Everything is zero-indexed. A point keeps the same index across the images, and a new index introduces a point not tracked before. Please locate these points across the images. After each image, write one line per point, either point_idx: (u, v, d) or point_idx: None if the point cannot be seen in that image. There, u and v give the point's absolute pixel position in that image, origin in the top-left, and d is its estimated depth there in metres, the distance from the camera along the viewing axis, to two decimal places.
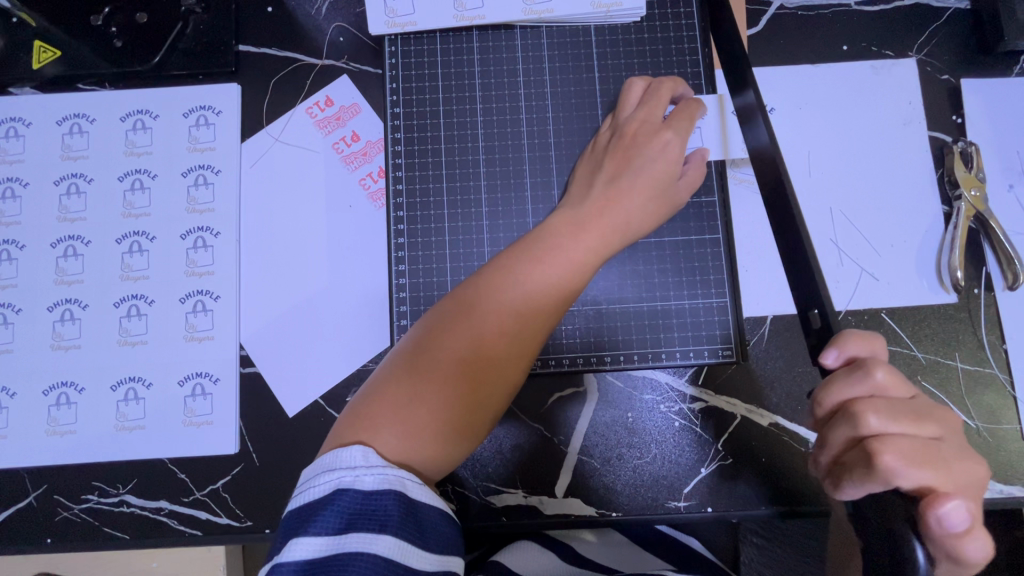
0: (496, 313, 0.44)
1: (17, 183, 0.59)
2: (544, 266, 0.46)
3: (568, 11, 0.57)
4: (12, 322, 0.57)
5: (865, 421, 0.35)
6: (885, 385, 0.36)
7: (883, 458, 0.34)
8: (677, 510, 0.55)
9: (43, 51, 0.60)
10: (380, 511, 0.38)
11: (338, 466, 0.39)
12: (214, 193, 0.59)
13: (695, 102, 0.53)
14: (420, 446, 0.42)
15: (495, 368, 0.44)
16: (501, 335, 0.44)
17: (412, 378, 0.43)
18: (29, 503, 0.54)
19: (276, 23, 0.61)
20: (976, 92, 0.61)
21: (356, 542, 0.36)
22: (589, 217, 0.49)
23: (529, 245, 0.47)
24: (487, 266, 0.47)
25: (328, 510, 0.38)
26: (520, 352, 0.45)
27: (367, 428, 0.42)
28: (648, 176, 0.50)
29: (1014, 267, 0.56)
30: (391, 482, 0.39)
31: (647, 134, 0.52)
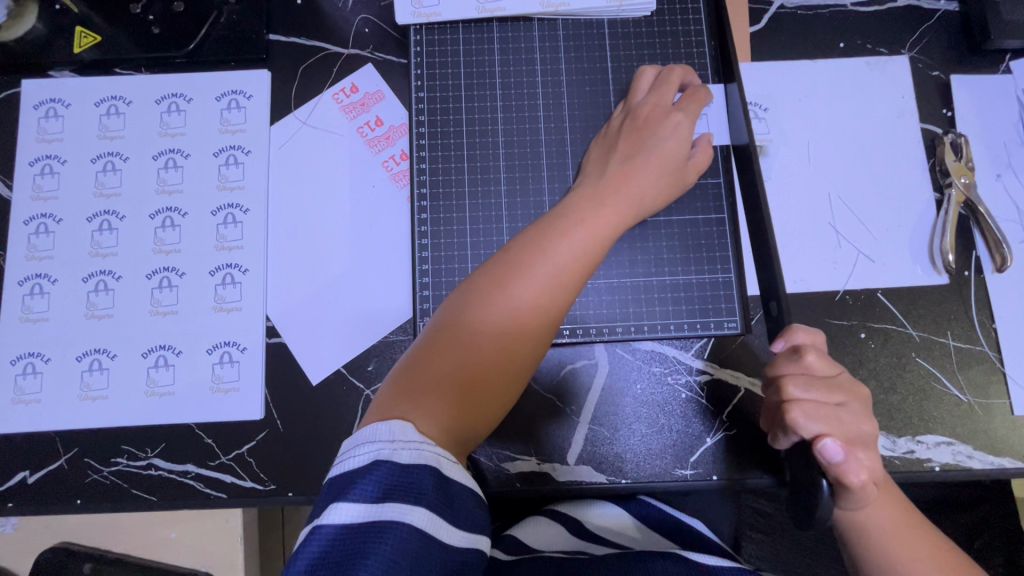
0: (517, 295, 0.47)
1: (55, 160, 0.62)
2: (560, 252, 0.48)
3: (583, 5, 0.61)
4: (48, 292, 0.59)
5: (788, 391, 0.46)
6: (812, 365, 0.47)
7: (793, 417, 0.45)
8: (684, 478, 0.57)
9: (84, 37, 0.63)
10: (415, 485, 0.40)
11: (378, 439, 0.42)
12: (244, 171, 0.62)
13: (702, 89, 0.56)
14: (451, 421, 0.45)
15: (521, 337, 0.47)
16: (522, 316, 0.47)
17: (444, 348, 0.46)
18: (59, 466, 0.57)
19: (306, 14, 0.65)
20: (965, 87, 0.64)
21: (393, 512, 0.38)
22: (603, 202, 0.51)
23: (546, 232, 0.49)
24: (506, 251, 0.50)
25: (366, 479, 0.40)
26: (539, 332, 0.47)
27: (401, 405, 0.44)
28: (658, 157, 0.53)
29: (1002, 250, 0.60)
30: (427, 458, 0.41)
31: (657, 120, 0.55)
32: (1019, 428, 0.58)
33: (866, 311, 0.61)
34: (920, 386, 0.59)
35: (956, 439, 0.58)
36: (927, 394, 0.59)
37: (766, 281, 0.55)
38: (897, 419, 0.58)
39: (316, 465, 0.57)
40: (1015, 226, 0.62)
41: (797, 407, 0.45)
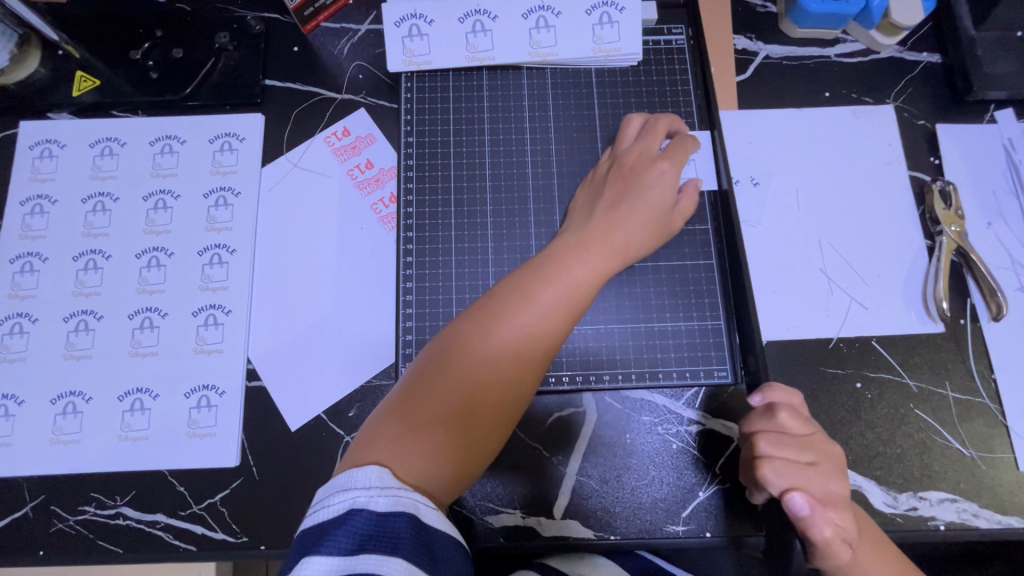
0: (505, 337, 0.46)
1: (46, 200, 0.62)
2: (548, 297, 0.47)
3: (572, 55, 0.62)
4: (28, 331, 0.58)
5: (759, 446, 0.47)
6: (784, 424, 0.47)
7: (760, 470, 0.46)
8: (675, 535, 0.54)
9: (84, 81, 0.65)
10: (392, 534, 0.38)
11: (353, 486, 0.40)
12: (232, 213, 0.62)
13: (690, 138, 0.57)
14: (433, 468, 0.43)
15: (506, 385, 0.46)
16: (510, 358, 0.46)
17: (424, 396, 0.45)
18: (24, 514, 0.54)
19: (301, 61, 0.66)
20: (951, 136, 0.65)
21: (367, 564, 0.36)
22: (590, 246, 0.51)
23: (537, 273, 0.49)
24: (494, 291, 0.49)
25: (341, 530, 0.38)
26: (527, 373, 0.46)
27: (381, 450, 0.43)
28: (646, 202, 0.53)
29: (997, 299, 0.59)
30: (405, 505, 0.39)
31: (645, 165, 0.55)
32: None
33: (861, 360, 0.59)
34: (919, 440, 0.57)
35: (960, 496, 0.56)
36: (928, 448, 0.57)
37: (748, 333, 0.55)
38: (898, 474, 0.56)
39: (290, 517, 0.54)
40: (1009, 275, 0.61)
41: (767, 462, 0.46)
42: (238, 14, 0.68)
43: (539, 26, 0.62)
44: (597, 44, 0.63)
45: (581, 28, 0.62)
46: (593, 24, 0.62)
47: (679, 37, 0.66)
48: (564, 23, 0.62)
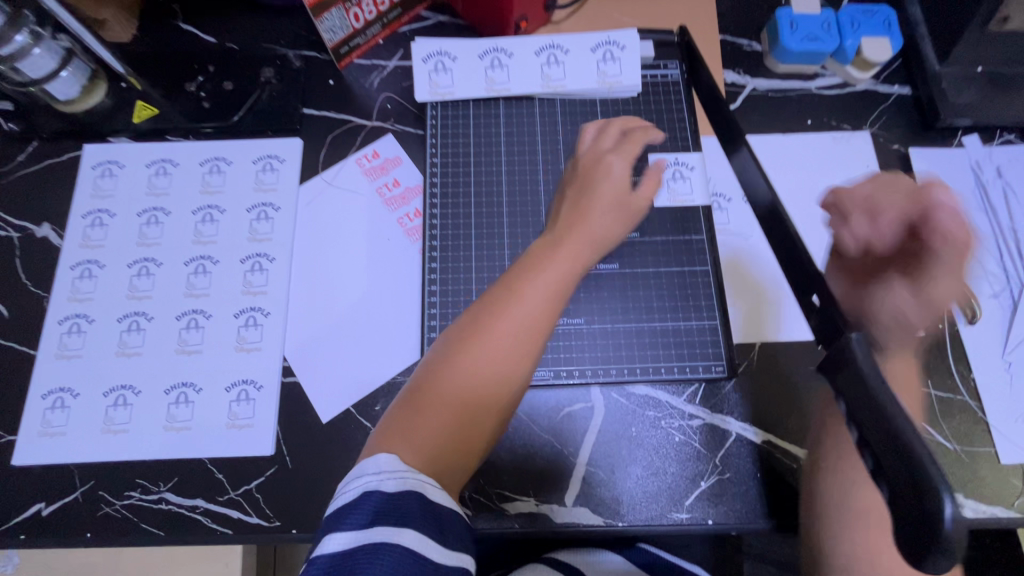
0: (501, 330, 0.51)
1: (105, 214, 0.69)
2: (528, 285, 0.53)
3: (579, 87, 0.70)
4: (84, 331, 0.64)
5: (851, 193, 0.57)
6: (868, 196, 0.56)
7: (880, 196, 0.56)
8: (679, 522, 0.58)
9: (143, 109, 0.73)
10: (402, 509, 0.43)
11: (365, 472, 0.44)
12: (273, 226, 0.68)
13: (646, 128, 0.66)
14: (442, 448, 0.48)
15: (497, 370, 0.50)
16: (506, 347, 0.51)
17: (425, 392, 0.50)
18: (75, 499, 0.59)
19: (336, 92, 0.74)
20: (923, 159, 0.72)
21: (381, 536, 0.41)
22: (564, 240, 0.57)
23: (529, 271, 0.54)
24: (490, 292, 0.54)
25: (356, 510, 0.42)
26: (522, 361, 0.51)
27: (396, 436, 0.47)
28: (609, 191, 0.60)
29: (970, 304, 0.64)
30: (412, 484, 0.44)
31: (607, 155, 0.63)
32: (1007, 477, 0.60)
33: None
34: None
35: None
36: None
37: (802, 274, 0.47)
38: None
39: (321, 503, 0.59)
40: (982, 283, 0.66)
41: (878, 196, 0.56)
42: (281, 52, 0.76)
43: (550, 61, 0.71)
44: (602, 76, 0.70)
45: (587, 63, 0.71)
46: (597, 59, 0.71)
47: (673, 71, 0.73)
48: (572, 59, 0.71)
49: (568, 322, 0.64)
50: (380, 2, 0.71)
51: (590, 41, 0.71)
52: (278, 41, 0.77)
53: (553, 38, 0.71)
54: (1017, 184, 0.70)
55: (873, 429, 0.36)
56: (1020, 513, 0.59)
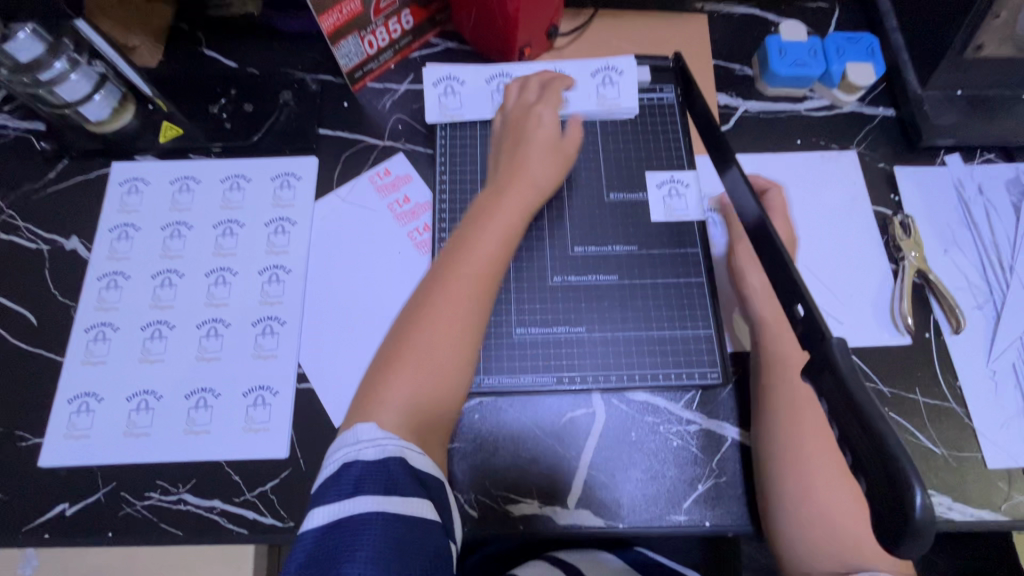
0: (455, 289, 0.56)
1: (131, 227, 0.72)
2: (477, 233, 0.60)
3: (580, 110, 0.74)
4: (109, 339, 0.67)
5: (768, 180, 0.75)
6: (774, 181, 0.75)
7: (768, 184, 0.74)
8: (678, 523, 0.60)
9: (168, 129, 0.77)
10: (383, 475, 0.45)
11: (344, 445, 0.48)
12: (289, 239, 0.72)
13: (561, 77, 0.74)
14: (418, 406, 0.52)
15: (461, 316, 0.55)
16: (466, 297, 0.56)
17: (395, 354, 0.54)
18: (97, 499, 0.61)
19: (350, 114, 0.79)
20: (908, 177, 0.75)
21: (364, 501, 0.44)
22: (504, 189, 0.64)
23: (473, 236, 0.60)
24: (442, 255, 0.60)
25: (339, 482, 0.45)
26: (479, 314, 0.56)
27: (373, 404, 0.51)
28: (543, 138, 0.68)
29: (955, 314, 0.67)
30: (390, 450, 0.47)
31: (536, 115, 0.70)
32: (994, 481, 0.62)
33: None
34: None
35: (935, 491, 0.62)
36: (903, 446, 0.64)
37: (789, 287, 0.49)
38: None
39: None
40: (966, 295, 0.69)
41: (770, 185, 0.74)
42: (299, 76, 0.81)
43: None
44: (601, 100, 0.75)
45: (587, 87, 0.75)
46: (597, 84, 0.75)
47: (669, 94, 0.78)
48: (573, 84, 0.75)
49: (570, 330, 0.67)
50: (391, 30, 0.76)
51: (591, 68, 0.76)
52: (296, 66, 0.81)
53: (555, 65, 0.76)
54: (998, 201, 0.74)
55: (853, 432, 0.39)
56: (1007, 516, 0.61)
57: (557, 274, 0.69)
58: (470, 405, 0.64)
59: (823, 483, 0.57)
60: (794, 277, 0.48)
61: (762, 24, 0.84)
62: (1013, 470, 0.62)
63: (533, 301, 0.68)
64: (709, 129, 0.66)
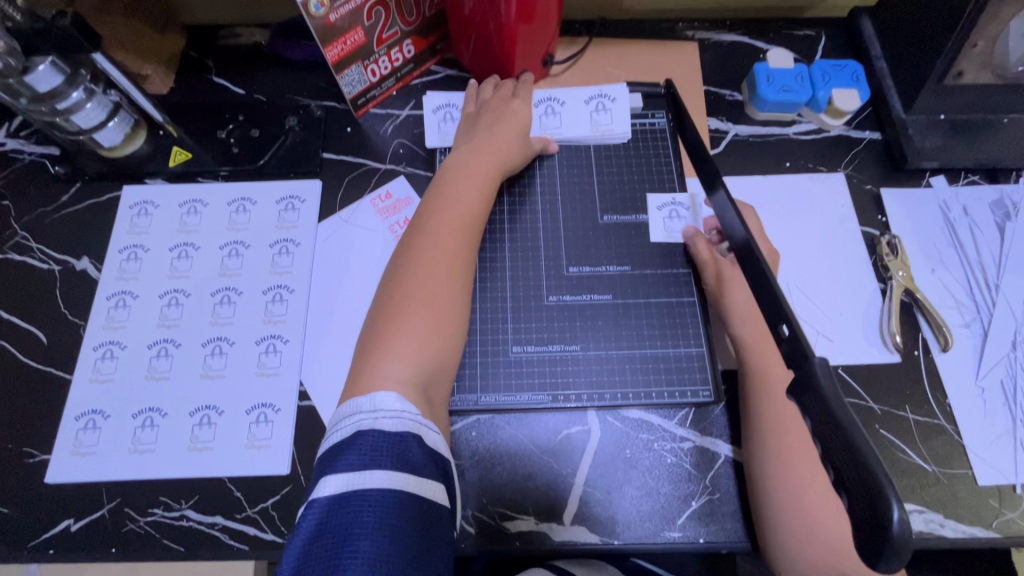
0: (436, 253, 0.61)
1: (140, 249, 0.75)
2: (460, 204, 0.66)
3: (573, 134, 0.78)
4: (117, 357, 0.69)
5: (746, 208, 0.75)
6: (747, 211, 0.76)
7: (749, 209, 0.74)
8: (672, 540, 0.61)
9: (178, 154, 0.80)
10: (397, 451, 0.47)
11: (357, 413, 0.50)
12: (293, 259, 0.74)
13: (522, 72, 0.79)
14: (421, 361, 0.55)
15: (454, 277, 0.61)
16: (454, 259, 0.62)
17: (394, 319, 0.57)
18: (102, 515, 0.63)
19: (353, 138, 0.81)
20: (894, 198, 0.78)
21: (377, 474, 0.45)
22: (481, 162, 0.70)
23: (447, 206, 0.65)
24: (423, 221, 0.64)
25: (353, 449, 0.47)
26: (465, 271, 0.62)
27: (379, 367, 0.54)
28: (514, 118, 0.74)
29: (943, 332, 0.68)
30: (405, 422, 0.49)
31: (504, 105, 0.75)
32: (984, 497, 0.63)
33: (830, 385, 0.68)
34: (887, 457, 0.65)
35: (927, 508, 0.63)
36: (894, 463, 0.64)
37: (775, 307, 0.51)
38: None
39: None
40: (954, 313, 0.71)
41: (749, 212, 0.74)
42: (304, 102, 0.84)
43: (547, 112, 0.79)
44: (595, 125, 0.79)
45: (580, 113, 0.79)
46: (590, 111, 0.79)
47: (661, 120, 0.80)
48: (566, 111, 0.79)
49: (565, 348, 0.68)
50: (394, 59, 0.80)
51: (582, 96, 0.80)
52: (301, 93, 0.85)
53: (550, 92, 0.80)
54: (983, 221, 0.76)
55: (838, 452, 0.40)
56: (998, 533, 0.62)
57: (552, 293, 0.71)
58: (468, 422, 0.66)
59: (815, 498, 0.58)
60: (778, 298, 0.50)
61: (750, 51, 0.87)
62: (1003, 487, 0.63)
63: (528, 320, 0.70)
64: (697, 153, 0.68)
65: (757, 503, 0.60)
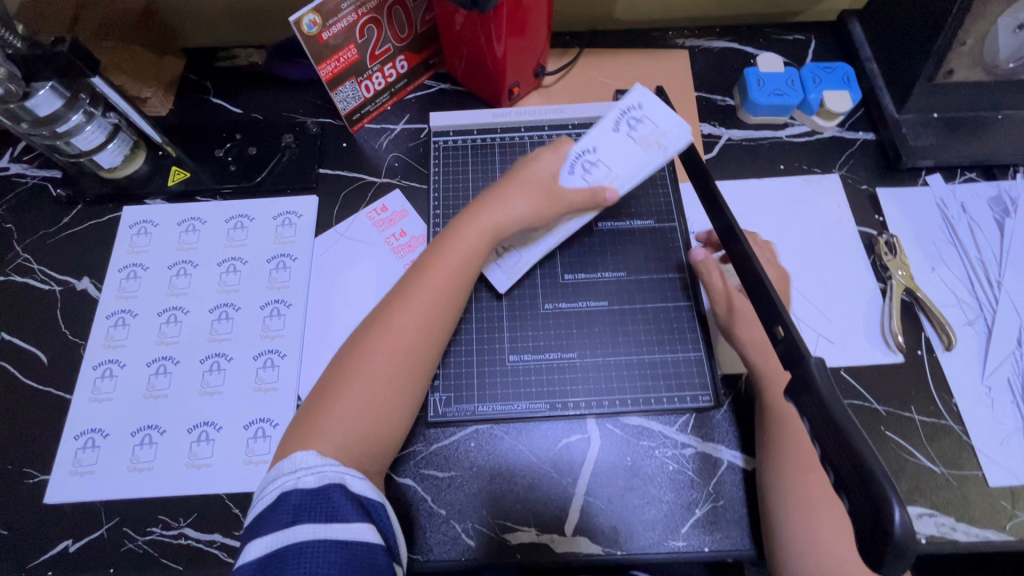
0: (397, 323, 0.58)
1: (139, 267, 0.75)
2: (438, 272, 0.61)
3: (631, 167, 0.68)
4: (116, 375, 0.69)
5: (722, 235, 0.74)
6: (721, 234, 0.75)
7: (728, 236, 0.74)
8: (677, 549, 0.60)
9: (177, 173, 0.81)
10: (321, 503, 0.48)
11: (280, 475, 0.50)
12: (290, 274, 0.74)
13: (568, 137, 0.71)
14: (355, 436, 0.53)
15: (407, 352, 0.58)
16: (414, 333, 0.59)
17: (337, 386, 0.56)
18: (100, 534, 0.62)
19: (349, 153, 0.82)
20: (891, 197, 0.77)
21: (301, 531, 0.46)
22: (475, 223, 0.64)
23: (427, 274, 0.61)
24: (399, 286, 0.62)
25: (277, 511, 0.48)
26: (424, 348, 0.59)
27: (314, 432, 0.53)
28: (530, 175, 0.67)
29: (946, 331, 0.67)
30: (329, 476, 0.49)
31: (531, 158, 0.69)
32: (996, 499, 0.61)
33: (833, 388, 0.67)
34: (894, 459, 0.63)
35: (937, 511, 0.61)
36: (902, 465, 0.63)
37: (771, 308, 0.51)
38: None
39: None
40: (957, 311, 0.70)
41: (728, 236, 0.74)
42: (300, 120, 0.85)
43: (588, 168, 0.68)
44: (644, 144, 0.68)
45: (621, 146, 0.68)
46: (627, 133, 0.68)
47: None
48: (606, 154, 0.68)
49: (562, 356, 0.68)
50: (388, 75, 0.81)
51: (607, 127, 0.69)
52: (298, 111, 0.86)
53: (575, 147, 0.68)
54: (982, 219, 0.75)
55: (836, 452, 0.40)
56: (1012, 535, 0.60)
57: (548, 301, 0.71)
58: (466, 433, 0.65)
59: (822, 505, 0.57)
60: (774, 299, 0.50)
61: (741, 57, 0.88)
62: (1016, 487, 0.62)
63: (525, 329, 0.70)
64: (688, 157, 0.68)
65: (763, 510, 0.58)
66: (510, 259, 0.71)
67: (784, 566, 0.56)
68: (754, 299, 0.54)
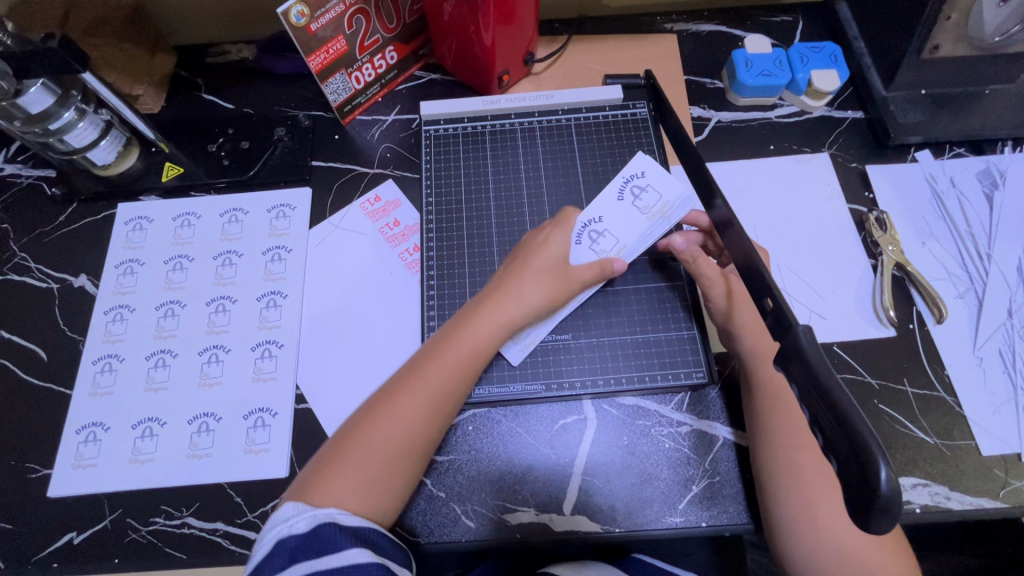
0: (406, 405, 0.56)
1: (135, 263, 0.76)
2: (451, 354, 0.59)
3: (635, 233, 0.69)
4: (116, 369, 0.70)
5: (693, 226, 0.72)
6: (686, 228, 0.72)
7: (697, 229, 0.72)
8: (675, 525, 0.61)
9: (170, 169, 0.81)
10: (315, 542, 0.48)
11: (276, 525, 0.50)
12: (286, 266, 0.75)
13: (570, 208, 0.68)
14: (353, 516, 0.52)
15: (412, 435, 0.56)
16: (421, 415, 0.57)
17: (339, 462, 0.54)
18: (104, 526, 0.63)
19: (340, 145, 0.83)
20: (881, 174, 0.78)
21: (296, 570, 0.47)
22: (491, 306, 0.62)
23: (439, 354, 0.59)
24: (412, 361, 0.60)
25: (272, 556, 0.48)
26: (430, 432, 0.57)
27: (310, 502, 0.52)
28: (546, 260, 0.64)
29: (937, 305, 0.68)
30: (321, 518, 0.50)
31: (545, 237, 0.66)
32: (989, 468, 0.62)
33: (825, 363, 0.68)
34: (887, 431, 0.64)
35: (931, 481, 0.62)
36: (895, 436, 0.64)
37: (759, 282, 0.51)
38: None
39: None
40: (947, 285, 0.71)
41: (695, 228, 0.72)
42: (292, 113, 0.85)
43: (595, 238, 0.69)
44: (647, 212, 0.70)
45: (625, 214, 0.70)
46: (630, 202, 0.71)
47: (642, 110, 0.81)
48: (612, 223, 0.70)
49: (557, 338, 0.69)
50: (377, 66, 0.81)
51: (612, 197, 0.71)
52: (289, 104, 0.86)
53: (581, 219, 0.70)
54: (971, 193, 0.76)
55: (826, 417, 0.40)
56: (1006, 503, 0.61)
57: None
58: (464, 417, 0.66)
59: (817, 478, 0.57)
60: (762, 272, 0.50)
61: (729, 39, 0.88)
62: (1008, 456, 0.62)
63: None
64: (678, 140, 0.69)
65: (759, 484, 0.59)
66: (526, 335, 0.68)
67: (781, 537, 0.57)
68: (744, 275, 0.55)
